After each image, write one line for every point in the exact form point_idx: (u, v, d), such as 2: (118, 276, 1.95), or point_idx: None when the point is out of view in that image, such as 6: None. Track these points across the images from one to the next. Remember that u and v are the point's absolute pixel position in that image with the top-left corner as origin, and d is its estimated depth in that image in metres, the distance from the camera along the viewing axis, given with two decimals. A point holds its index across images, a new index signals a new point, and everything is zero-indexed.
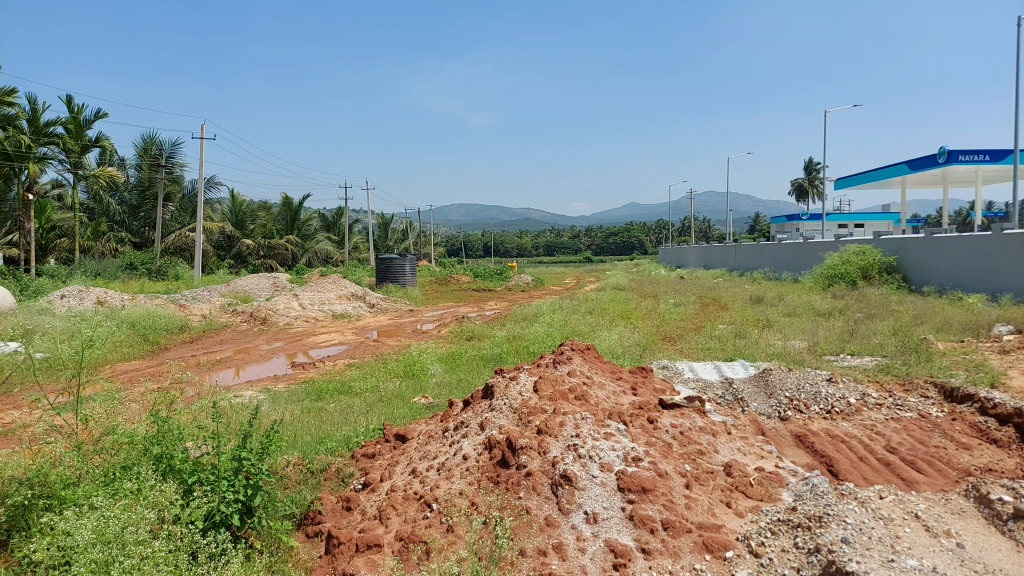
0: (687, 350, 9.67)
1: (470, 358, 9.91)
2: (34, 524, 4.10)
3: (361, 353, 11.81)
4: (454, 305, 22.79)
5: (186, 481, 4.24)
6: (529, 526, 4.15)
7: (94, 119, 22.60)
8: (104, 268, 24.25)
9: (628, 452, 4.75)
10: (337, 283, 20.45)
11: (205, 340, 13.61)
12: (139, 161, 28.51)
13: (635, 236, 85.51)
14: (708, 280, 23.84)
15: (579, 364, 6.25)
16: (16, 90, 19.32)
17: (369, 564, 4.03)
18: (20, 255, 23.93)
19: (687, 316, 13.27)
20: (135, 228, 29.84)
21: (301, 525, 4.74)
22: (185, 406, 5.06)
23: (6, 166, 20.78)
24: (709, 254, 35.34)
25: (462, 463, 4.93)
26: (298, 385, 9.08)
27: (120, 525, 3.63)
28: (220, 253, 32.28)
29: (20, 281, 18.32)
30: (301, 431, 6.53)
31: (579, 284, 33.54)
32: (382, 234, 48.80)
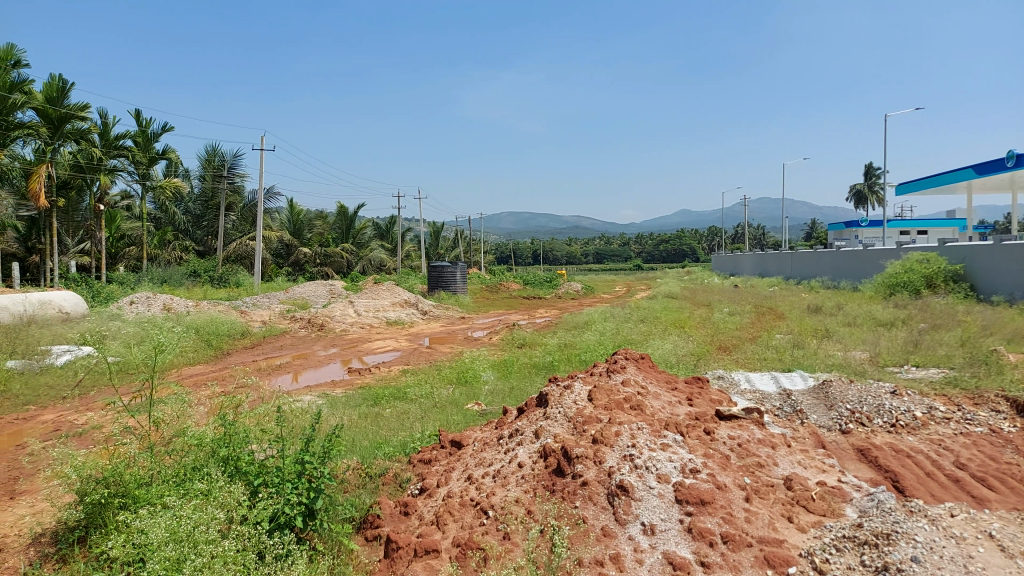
0: (742, 360, 9.51)
1: (522, 365, 9.96)
2: (111, 521, 4.32)
3: (415, 360, 11.97)
4: (505, 313, 22.92)
5: (251, 483, 4.40)
6: (586, 535, 4.15)
7: (161, 133, 23.51)
8: (170, 276, 25.17)
9: (686, 463, 4.69)
10: (391, 291, 20.79)
11: (265, 345, 13.99)
12: (202, 171, 29.49)
13: (686, 244, 84.46)
14: (764, 288, 23.44)
15: (633, 373, 6.19)
16: (88, 105, 20.15)
17: (427, 569, 4.08)
18: (92, 263, 25.11)
19: (742, 326, 13.04)
20: (199, 236, 30.90)
21: (360, 528, 4.83)
22: (250, 410, 5.22)
23: (79, 179, 21.78)
24: (764, 262, 34.64)
25: (518, 470, 4.97)
26: (355, 390, 9.28)
27: (191, 524, 3.78)
28: (278, 261, 33.22)
29: (92, 288, 19.19)
30: (359, 435, 6.67)
31: (631, 292, 33.31)
32: (434, 242, 49.30)
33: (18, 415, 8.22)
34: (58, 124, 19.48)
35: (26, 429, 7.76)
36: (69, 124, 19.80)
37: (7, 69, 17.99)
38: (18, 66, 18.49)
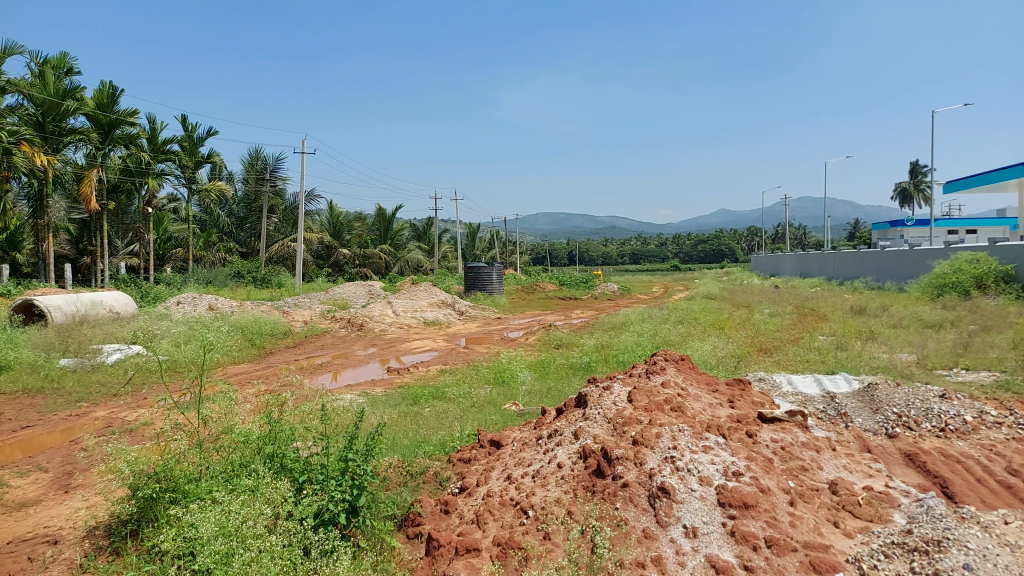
0: (784, 362, 9.36)
1: (560, 366, 9.95)
2: (162, 515, 4.45)
3: (453, 359, 12.04)
4: (541, 313, 22.93)
5: (297, 480, 4.50)
6: (627, 537, 4.14)
7: (206, 137, 24.10)
8: (215, 276, 25.79)
9: (729, 466, 4.63)
10: (429, 291, 20.96)
11: (307, 345, 14.23)
12: (246, 175, 30.15)
13: (725, 244, 83.38)
14: (806, 289, 23.08)
15: (673, 374, 6.14)
16: (136, 111, 20.70)
17: (469, 567, 4.10)
18: (140, 264, 25.91)
19: (784, 327, 12.83)
20: (242, 238, 31.56)
21: (402, 526, 4.88)
22: (295, 408, 5.33)
23: (129, 183, 22.45)
24: (806, 262, 33.99)
25: (557, 471, 4.97)
26: (395, 389, 9.39)
27: (240, 519, 3.87)
28: (318, 262, 33.78)
29: (141, 289, 19.76)
30: (400, 434, 6.75)
31: (669, 293, 33.04)
32: (470, 242, 49.58)
33: (73, 412, 8.52)
34: (108, 130, 20.10)
35: (81, 424, 8.03)
36: (119, 130, 20.42)
37: (60, 76, 18.61)
38: (70, 74, 19.12)
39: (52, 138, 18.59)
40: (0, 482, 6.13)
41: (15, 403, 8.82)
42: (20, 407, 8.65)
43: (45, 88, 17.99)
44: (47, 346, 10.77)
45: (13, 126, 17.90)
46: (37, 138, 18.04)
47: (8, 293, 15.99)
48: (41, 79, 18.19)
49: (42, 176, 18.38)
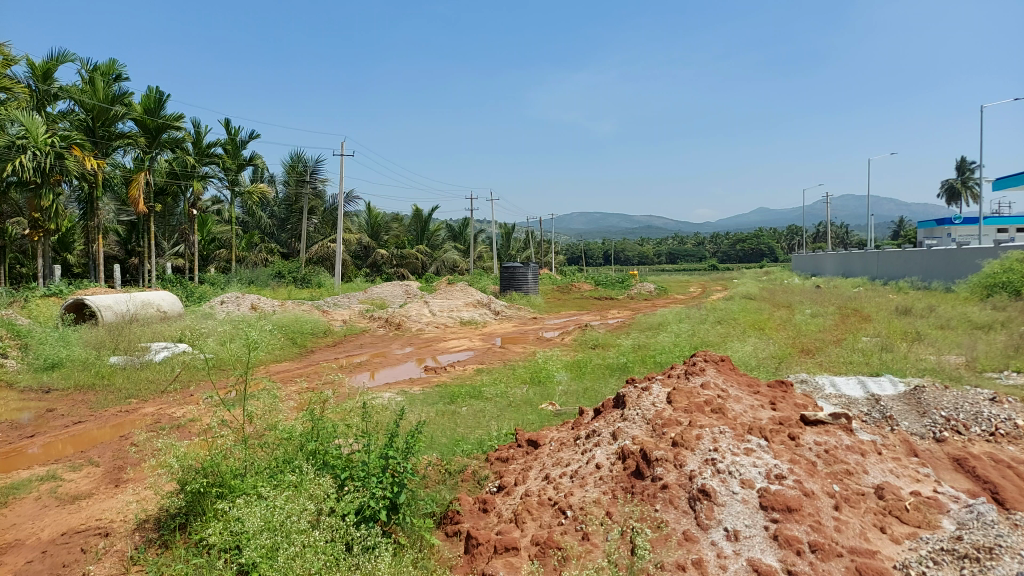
0: (827, 363, 9.17)
1: (596, 366, 9.91)
2: (210, 509, 4.57)
3: (489, 359, 12.07)
4: (578, 313, 22.87)
5: (339, 477, 4.59)
6: (667, 539, 4.11)
7: (247, 140, 24.62)
8: (257, 277, 26.35)
9: (771, 469, 4.55)
10: (465, 291, 21.07)
11: (346, 344, 14.45)
12: (286, 177, 30.70)
13: (764, 243, 82.06)
14: (849, 289, 22.63)
15: (713, 375, 6.06)
16: (181, 116, 21.16)
17: (508, 566, 4.11)
18: (186, 265, 26.63)
19: (826, 327, 12.60)
20: (283, 239, 32.13)
21: (441, 523, 4.92)
22: (336, 406, 5.42)
23: (174, 185, 23.08)
24: (849, 262, 33.24)
25: (596, 471, 4.97)
26: (432, 388, 9.48)
27: (285, 514, 3.95)
28: (357, 263, 34.23)
29: (186, 288, 20.30)
30: (438, 432, 6.81)
31: (707, 293, 32.69)
32: (506, 243, 49.70)
33: (123, 408, 8.78)
34: (155, 134, 20.63)
35: (130, 420, 8.28)
36: (165, 134, 20.95)
37: (110, 82, 19.10)
38: (119, 80, 19.63)
39: (102, 143, 19.29)
40: (54, 475, 6.35)
41: (68, 399, 9.13)
42: (73, 403, 8.96)
43: (95, 95, 18.52)
44: (98, 344, 11.11)
45: (65, 131, 18.59)
46: (88, 143, 18.65)
47: (61, 293, 16.55)
48: (91, 85, 18.76)
49: (93, 180, 18.99)
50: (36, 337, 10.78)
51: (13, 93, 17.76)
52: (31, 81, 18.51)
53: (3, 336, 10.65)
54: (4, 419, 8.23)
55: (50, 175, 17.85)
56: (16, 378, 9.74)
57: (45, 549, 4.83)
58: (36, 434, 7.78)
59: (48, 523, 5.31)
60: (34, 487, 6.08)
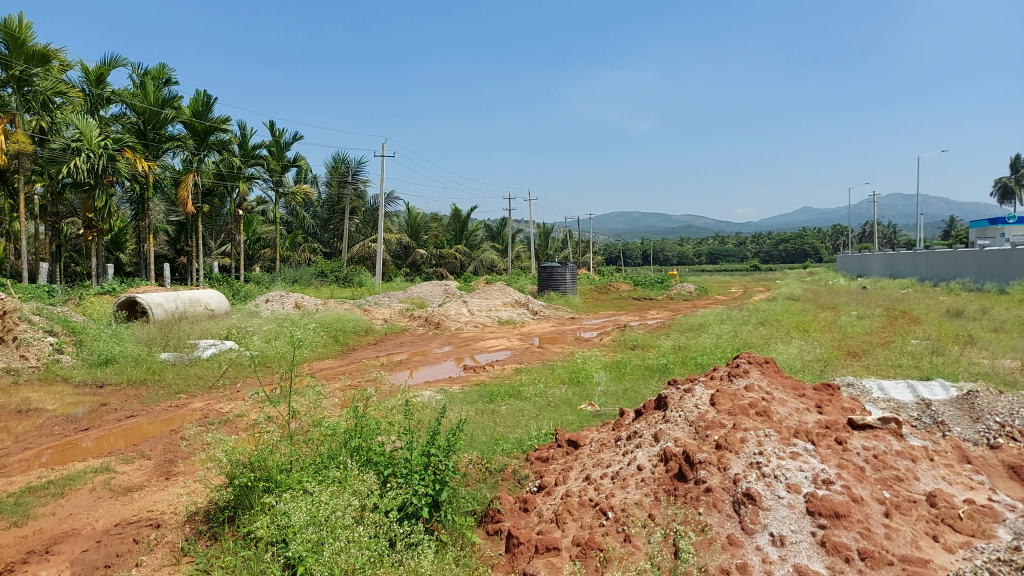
0: (874, 366, 8.96)
1: (636, 367, 9.84)
2: (257, 502, 4.68)
3: (527, 359, 12.07)
4: (617, 314, 22.73)
5: (382, 473, 4.67)
6: (710, 543, 4.06)
7: (291, 141, 25.05)
8: (300, 276, 26.85)
9: (818, 473, 4.45)
10: (503, 291, 21.13)
11: (387, 342, 14.63)
12: (329, 178, 31.18)
13: (808, 243, 80.37)
14: (897, 290, 22.09)
15: (758, 377, 5.96)
16: (228, 118, 21.69)
17: (549, 566, 4.11)
18: (233, 263, 27.27)
19: (873, 330, 12.29)
20: (326, 239, 32.67)
21: (481, 522, 4.94)
22: (379, 403, 5.50)
23: (221, 186, 23.68)
24: (897, 263, 32.39)
25: (637, 473, 4.93)
26: (472, 387, 9.52)
27: (330, 510, 4.03)
28: (397, 262, 34.60)
29: (233, 287, 20.77)
30: (478, 431, 6.87)
31: (749, 294, 32.19)
32: (544, 242, 49.73)
33: (172, 403, 9.03)
34: (203, 136, 21.15)
35: (180, 415, 8.50)
36: (212, 136, 21.42)
37: (160, 86, 19.70)
38: (169, 85, 20.24)
39: (153, 145, 19.81)
40: (108, 468, 6.56)
41: (121, 394, 9.43)
42: (126, 397, 9.25)
43: (145, 98, 19.14)
44: (150, 341, 11.47)
45: (117, 133, 19.19)
46: (139, 146, 19.16)
47: (114, 291, 17.07)
48: (142, 89, 19.36)
49: (144, 181, 19.52)
50: (91, 334, 11.16)
51: (68, 98, 18.54)
52: (85, 85, 19.16)
53: (59, 332, 11.04)
54: (60, 413, 8.54)
55: (104, 176, 18.45)
56: (71, 374, 10.11)
57: (99, 539, 4.99)
58: (90, 428, 8.04)
59: (102, 514, 5.48)
60: (88, 478, 6.29)
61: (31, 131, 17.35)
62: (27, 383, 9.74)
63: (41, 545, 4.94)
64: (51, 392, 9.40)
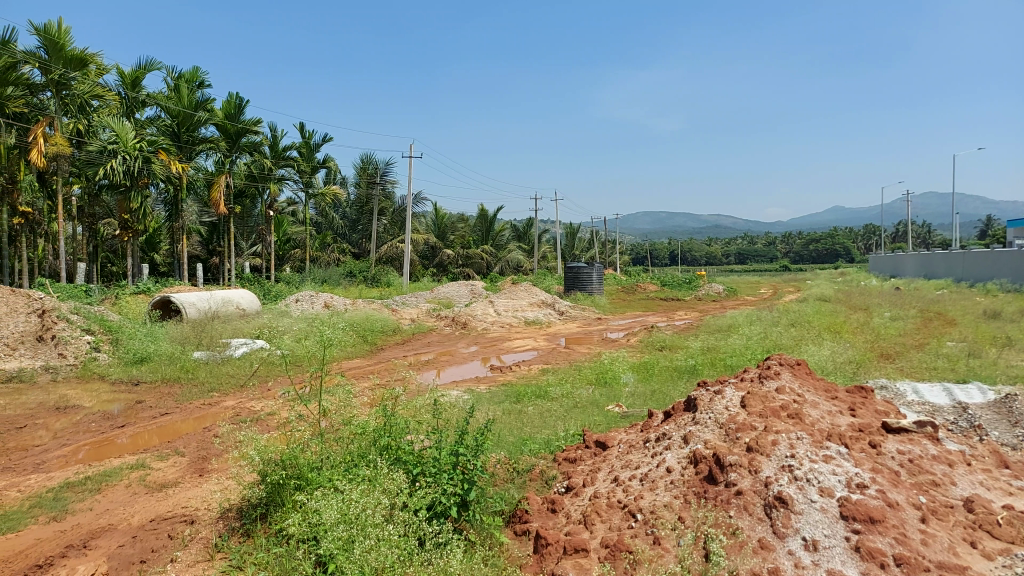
0: (908, 369, 8.80)
1: (664, 368, 9.78)
2: (289, 499, 4.74)
3: (554, 359, 12.05)
4: (644, 314, 22.59)
5: (411, 471, 4.71)
6: (742, 547, 4.02)
7: (321, 143, 25.31)
8: (330, 276, 27.17)
9: (852, 478, 4.38)
10: (530, 291, 21.14)
11: (415, 342, 14.73)
12: (358, 180, 31.47)
13: (839, 243, 79.06)
14: (932, 291, 21.66)
15: (789, 380, 5.88)
16: (259, 120, 22.00)
17: (578, 567, 4.11)
18: (264, 264, 27.68)
19: (907, 331, 12.06)
20: (355, 240, 33.01)
21: (510, 522, 4.95)
22: (407, 402, 5.54)
23: (252, 188, 24.03)
24: (931, 263, 31.79)
25: (666, 475, 4.90)
26: (499, 387, 9.54)
27: (360, 508, 4.07)
28: (424, 262, 34.83)
29: (264, 287, 21.08)
30: (506, 430, 6.89)
31: (779, 295, 31.79)
32: (570, 242, 49.65)
33: (205, 401, 9.20)
34: (235, 138, 21.50)
35: (212, 413, 8.64)
36: (244, 138, 21.76)
37: (193, 89, 20.08)
38: (202, 87, 20.60)
39: (186, 147, 20.13)
40: (144, 465, 6.70)
41: (155, 392, 9.63)
42: (160, 395, 9.43)
43: (179, 100, 19.55)
44: (183, 340, 11.69)
45: (152, 136, 19.59)
46: (173, 147, 19.54)
47: (149, 290, 17.43)
48: (176, 92, 19.78)
49: (178, 182, 19.92)
50: (127, 332, 11.41)
51: (104, 101, 19.02)
52: (121, 89, 19.56)
53: (96, 330, 11.29)
54: (97, 410, 8.74)
55: (139, 178, 18.89)
56: (108, 371, 10.36)
57: (135, 534, 5.09)
58: (126, 425, 8.22)
59: (138, 510, 5.60)
60: (125, 474, 6.44)
61: (69, 134, 17.74)
62: (66, 380, 10.01)
63: (79, 539, 5.06)
64: (89, 389, 9.64)
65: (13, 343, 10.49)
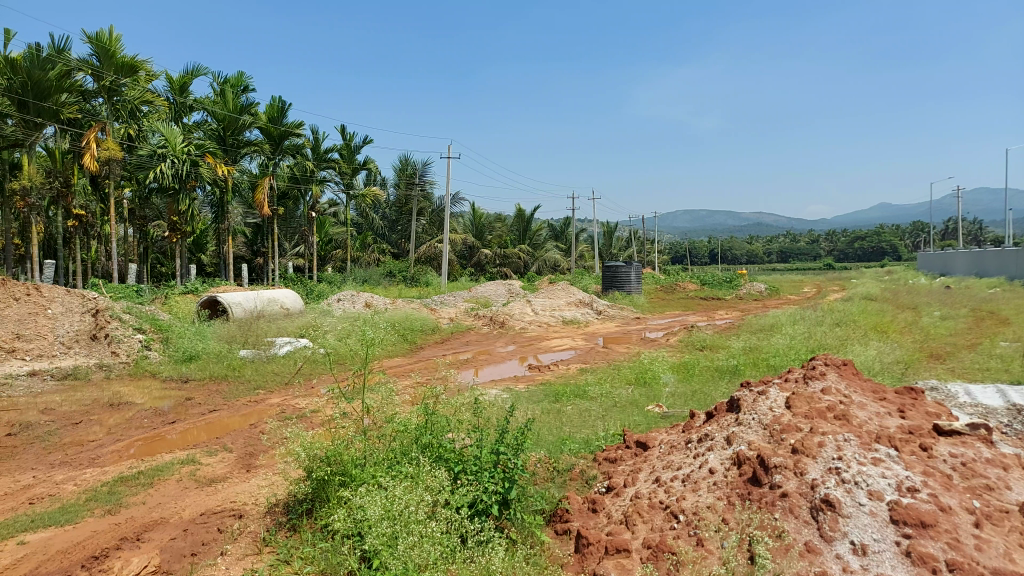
0: (960, 370, 8.55)
1: (705, 368, 9.68)
2: (334, 495, 4.83)
3: (593, 359, 12.02)
4: (684, 314, 22.34)
5: (453, 469, 4.76)
6: (787, 550, 3.96)
7: (361, 145, 25.63)
8: (370, 276, 27.52)
9: (902, 481, 4.28)
10: (568, 290, 21.09)
11: (454, 341, 14.84)
12: (397, 180, 31.79)
13: (886, 240, 76.93)
14: (984, 289, 20.97)
15: (835, 380, 5.75)
16: (302, 123, 22.38)
17: (619, 567, 4.10)
18: (306, 264, 28.19)
19: (958, 331, 11.71)
20: (394, 240, 33.36)
21: (551, 521, 4.97)
22: (448, 401, 5.59)
23: (295, 189, 24.45)
24: (982, 261, 30.77)
25: (709, 476, 4.85)
26: (537, 386, 9.55)
27: (403, 505, 4.13)
28: (462, 262, 35.03)
29: (307, 287, 21.46)
30: (545, 430, 6.91)
31: (822, 293, 31.11)
32: (607, 241, 49.39)
33: (251, 398, 9.41)
34: (279, 141, 21.94)
35: (258, 410, 8.84)
36: (287, 141, 22.21)
37: (238, 94, 20.60)
38: (247, 92, 21.06)
39: (232, 150, 20.65)
40: (194, 460, 6.89)
41: (203, 389, 9.89)
42: (209, 393, 9.68)
43: (225, 105, 20.05)
44: (230, 338, 12.01)
45: (199, 140, 20.10)
46: (219, 151, 20.04)
47: (197, 290, 17.90)
48: (222, 97, 20.31)
49: (223, 185, 20.41)
50: (176, 331, 11.75)
51: (154, 106, 19.55)
52: (169, 94, 20.11)
53: (147, 329, 11.62)
54: (148, 406, 9.02)
55: (187, 181, 19.42)
56: (158, 369, 10.69)
57: (186, 527, 5.25)
58: (176, 421, 8.47)
59: (188, 504, 5.77)
60: (176, 469, 6.63)
61: (120, 139, 18.38)
62: (118, 378, 10.35)
63: (132, 532, 5.23)
64: (140, 386, 9.95)
65: (69, 342, 10.87)
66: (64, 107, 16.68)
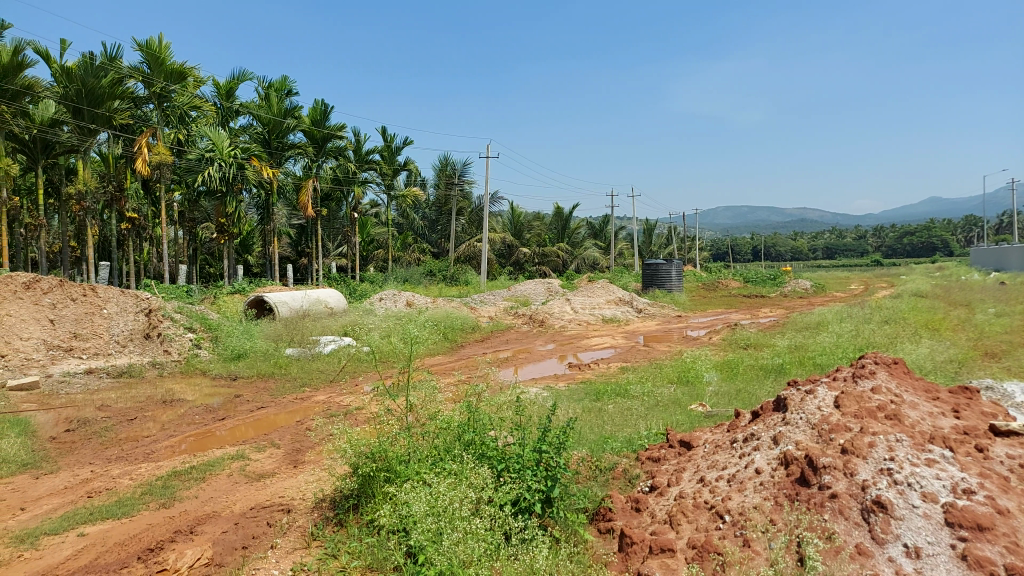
0: (1016, 369, 8.27)
1: (749, 367, 9.54)
2: (379, 491, 4.92)
3: (633, 357, 11.94)
4: (726, 312, 21.95)
5: (496, 467, 4.80)
6: (838, 552, 3.89)
7: (401, 146, 25.89)
8: (410, 275, 27.79)
9: (957, 483, 4.16)
10: (607, 288, 20.98)
11: (494, 339, 14.89)
12: (436, 180, 32.04)
13: (937, 235, 74.46)
14: None
15: (885, 379, 5.61)
16: (343, 125, 22.71)
17: (664, 567, 4.07)
18: (348, 264, 28.61)
19: (1015, 329, 11.29)
20: (434, 239, 33.63)
21: (593, 519, 4.96)
22: (490, 399, 5.62)
23: (338, 191, 24.82)
24: None
25: (755, 476, 4.78)
26: (578, 385, 9.53)
27: (449, 501, 4.17)
28: (501, 261, 35.12)
29: (349, 287, 21.78)
30: (588, 428, 6.90)
31: (871, 290, 30.25)
32: (647, 240, 48.92)
33: (297, 396, 9.60)
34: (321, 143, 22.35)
35: (304, 407, 9.02)
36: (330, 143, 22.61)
37: (283, 97, 21.02)
38: (291, 96, 21.47)
39: (276, 153, 21.00)
40: (243, 455, 7.07)
41: (251, 386, 10.14)
42: (256, 390, 9.91)
43: (270, 109, 20.47)
44: (276, 337, 12.28)
45: (245, 143, 20.57)
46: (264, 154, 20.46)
47: (244, 290, 18.33)
48: (267, 101, 20.82)
49: (268, 187, 20.83)
50: (224, 330, 12.07)
51: (201, 111, 20.07)
52: (217, 99, 20.64)
53: (197, 328, 11.93)
54: (199, 403, 9.28)
55: (233, 184, 19.88)
56: (208, 367, 10.99)
57: (237, 521, 5.39)
58: (225, 417, 8.70)
59: (239, 498, 5.92)
60: (226, 464, 6.82)
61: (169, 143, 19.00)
62: (171, 375, 10.67)
63: (186, 525, 5.38)
64: (191, 384, 10.24)
65: (123, 340, 11.23)
66: (116, 113, 17.30)
